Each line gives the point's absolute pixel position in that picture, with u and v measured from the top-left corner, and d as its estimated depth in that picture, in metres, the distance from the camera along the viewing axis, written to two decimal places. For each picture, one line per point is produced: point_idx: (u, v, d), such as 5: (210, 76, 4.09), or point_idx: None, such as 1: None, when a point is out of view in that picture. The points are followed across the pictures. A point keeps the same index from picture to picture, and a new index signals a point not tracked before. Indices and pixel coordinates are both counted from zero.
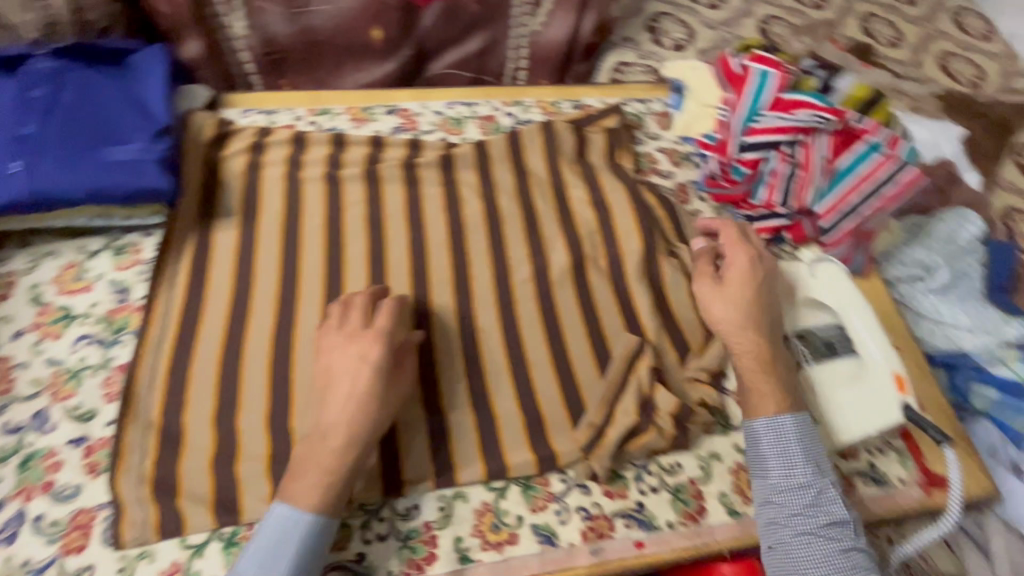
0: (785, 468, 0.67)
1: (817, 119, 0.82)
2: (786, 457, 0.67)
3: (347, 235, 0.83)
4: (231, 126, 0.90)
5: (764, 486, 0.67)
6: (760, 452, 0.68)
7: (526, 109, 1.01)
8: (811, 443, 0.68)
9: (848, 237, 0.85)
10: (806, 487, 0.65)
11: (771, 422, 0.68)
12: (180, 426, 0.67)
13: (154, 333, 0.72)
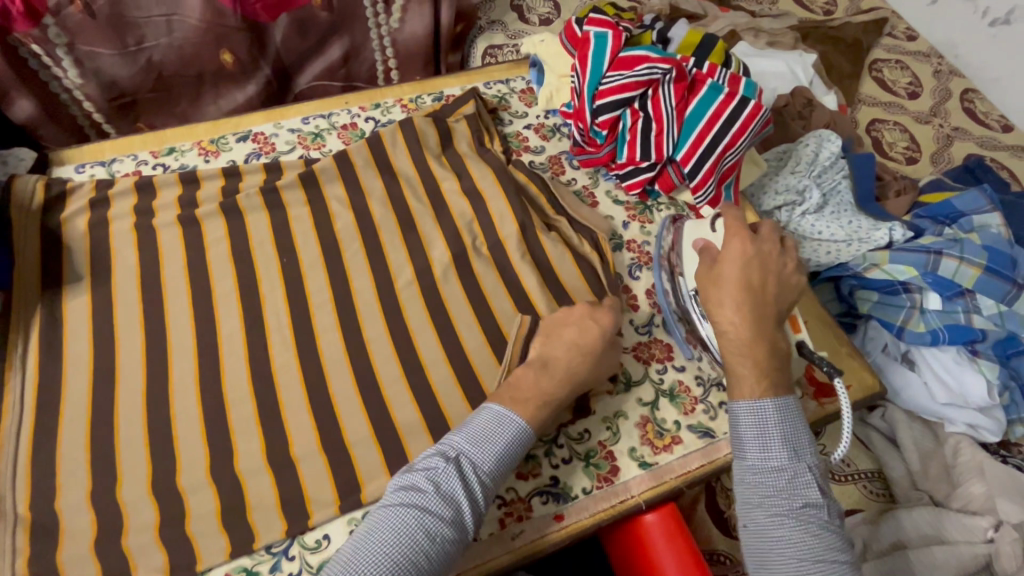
0: (761, 451, 0.60)
1: (656, 71, 0.84)
2: (764, 439, 0.60)
3: (213, 275, 0.79)
4: (66, 186, 0.83)
5: (741, 469, 0.61)
6: (737, 434, 0.62)
7: (386, 110, 0.99)
8: (796, 427, 0.61)
9: (711, 178, 0.87)
10: (780, 470, 0.59)
11: (752, 407, 0.62)
12: (53, 514, 0.62)
13: (8, 423, 0.66)
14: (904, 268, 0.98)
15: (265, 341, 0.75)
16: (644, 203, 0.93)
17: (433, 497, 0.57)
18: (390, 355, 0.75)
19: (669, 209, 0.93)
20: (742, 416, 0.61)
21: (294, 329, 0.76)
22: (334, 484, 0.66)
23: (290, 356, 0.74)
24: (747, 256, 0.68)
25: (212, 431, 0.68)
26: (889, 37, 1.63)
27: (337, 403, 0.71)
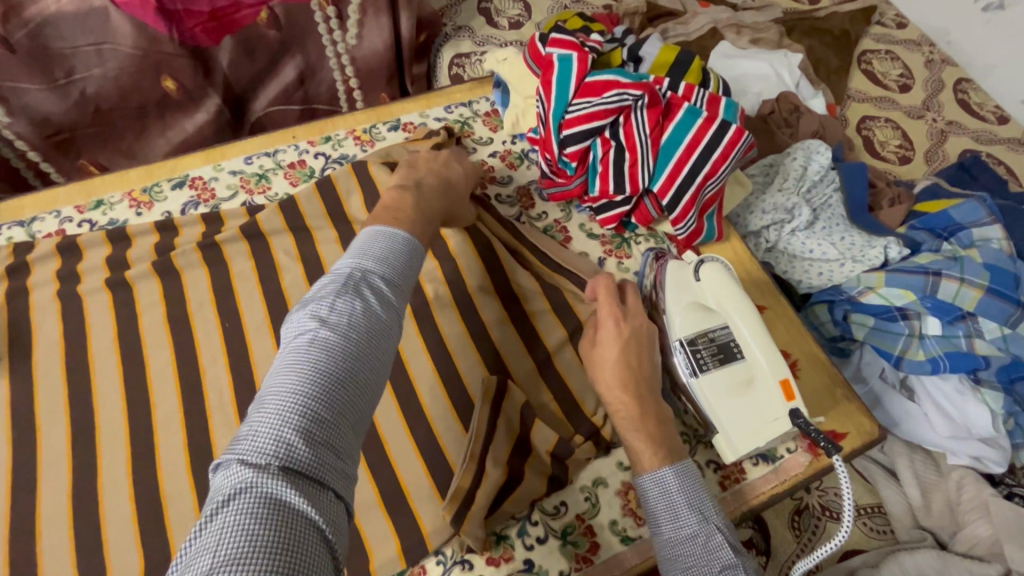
0: (671, 522, 0.57)
1: (627, 97, 0.76)
2: (671, 508, 0.57)
3: (148, 348, 0.72)
4: None
5: (659, 548, 0.57)
6: (647, 511, 0.59)
7: (338, 143, 0.91)
8: (699, 491, 0.58)
9: (691, 209, 0.80)
10: (691, 538, 0.55)
11: (653, 476, 0.60)
12: None
13: None
14: (901, 293, 0.92)
15: (206, 421, 0.68)
16: (621, 236, 0.87)
17: (334, 331, 0.47)
18: None
19: (647, 241, 0.87)
20: (645, 489, 0.59)
21: (237, 404, 0.69)
22: None
23: (232, 438, 0.67)
24: (624, 338, 0.66)
25: (145, 532, 0.61)
26: (878, 26, 1.55)
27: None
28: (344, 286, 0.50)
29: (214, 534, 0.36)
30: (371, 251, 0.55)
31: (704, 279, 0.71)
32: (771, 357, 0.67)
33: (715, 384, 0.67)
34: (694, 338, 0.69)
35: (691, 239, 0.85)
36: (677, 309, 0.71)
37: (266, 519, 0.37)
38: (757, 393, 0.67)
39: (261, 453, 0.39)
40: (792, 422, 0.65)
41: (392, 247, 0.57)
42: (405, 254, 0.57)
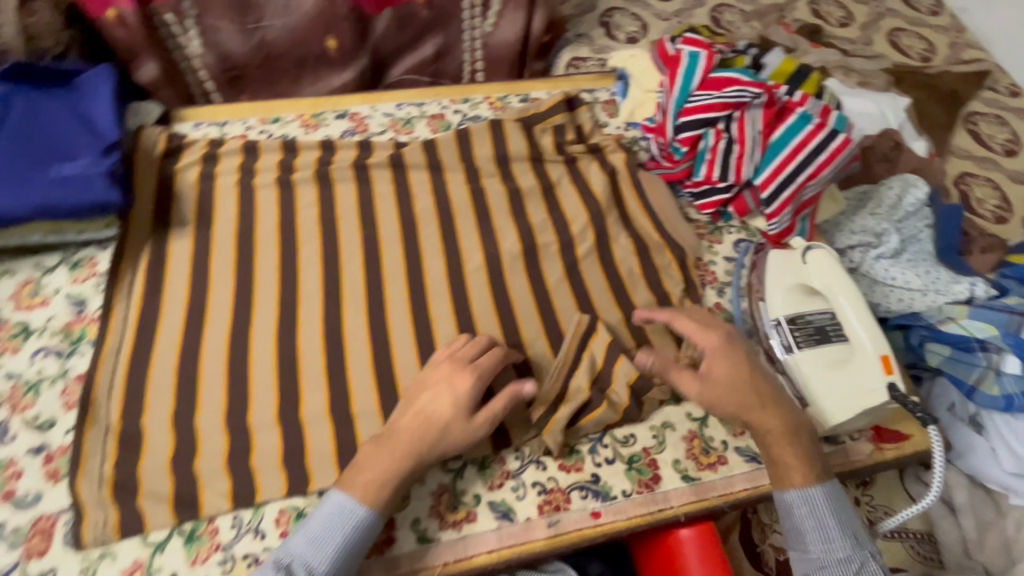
0: (824, 544, 0.63)
1: (746, 94, 0.84)
2: (823, 530, 0.63)
3: (301, 237, 0.85)
4: (185, 140, 0.91)
5: (801, 562, 0.64)
6: (797, 529, 0.65)
7: (474, 106, 1.04)
8: (845, 513, 0.65)
9: (788, 206, 0.87)
10: (847, 561, 0.62)
11: (803, 495, 0.65)
12: (139, 428, 0.68)
13: (112, 344, 0.73)
14: (984, 326, 0.95)
15: (340, 303, 0.79)
16: (715, 224, 0.93)
17: None
18: (453, 337, 0.78)
19: (739, 234, 0.93)
20: (796, 503, 0.64)
21: (368, 296, 0.80)
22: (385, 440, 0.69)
23: (361, 323, 0.78)
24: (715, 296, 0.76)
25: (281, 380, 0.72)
26: (989, 90, 1.56)
27: (398, 372, 0.74)
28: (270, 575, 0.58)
29: None
30: (316, 526, 0.61)
31: (811, 263, 0.79)
32: (872, 335, 0.73)
33: (813, 357, 0.74)
34: (795, 316, 0.76)
35: (783, 235, 0.89)
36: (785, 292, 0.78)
37: None
38: (856, 368, 0.72)
39: None
40: (890, 395, 0.68)
41: (341, 530, 0.59)
42: (358, 530, 0.60)
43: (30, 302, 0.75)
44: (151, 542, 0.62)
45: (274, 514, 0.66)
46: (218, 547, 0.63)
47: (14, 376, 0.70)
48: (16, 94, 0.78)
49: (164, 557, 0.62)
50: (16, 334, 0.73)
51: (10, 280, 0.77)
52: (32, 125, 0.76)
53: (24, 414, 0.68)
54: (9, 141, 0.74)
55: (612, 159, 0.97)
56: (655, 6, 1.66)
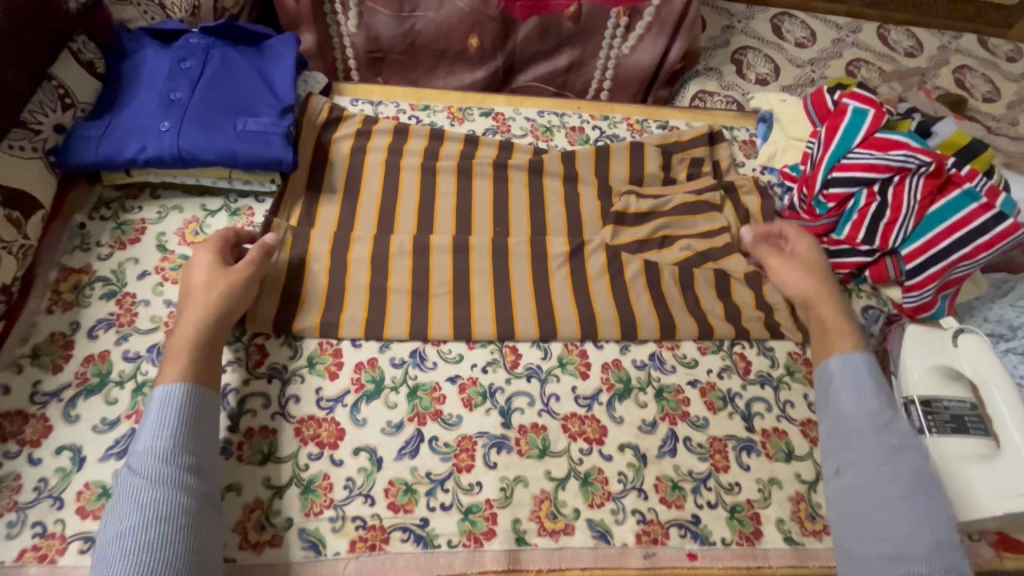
0: (856, 397, 0.68)
1: (913, 160, 0.82)
2: (859, 388, 0.69)
3: (436, 223, 0.88)
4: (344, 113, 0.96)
5: (832, 413, 0.69)
6: (832, 384, 0.70)
7: (613, 124, 1.05)
8: (885, 380, 0.70)
9: (933, 282, 0.82)
10: (877, 411, 0.67)
11: (846, 359, 0.71)
12: None
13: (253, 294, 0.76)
14: None
15: (467, 293, 0.81)
16: (845, 285, 0.90)
17: (165, 476, 0.57)
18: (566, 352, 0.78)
19: (869, 300, 0.89)
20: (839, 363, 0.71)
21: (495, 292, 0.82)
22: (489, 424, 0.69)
23: (486, 313, 0.79)
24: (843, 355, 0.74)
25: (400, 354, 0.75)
26: None
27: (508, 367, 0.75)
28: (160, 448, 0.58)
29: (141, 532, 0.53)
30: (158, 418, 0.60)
31: (962, 347, 0.74)
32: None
33: (948, 446, 0.69)
34: (931, 399, 0.72)
35: (919, 310, 0.85)
36: (925, 372, 0.74)
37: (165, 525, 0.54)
38: (1002, 467, 0.66)
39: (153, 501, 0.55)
40: None
41: (177, 417, 0.60)
42: (182, 421, 0.60)
43: (192, 240, 0.81)
44: (273, 486, 0.66)
45: (385, 484, 0.67)
46: (331, 503, 0.65)
47: (173, 304, 0.76)
48: (215, 51, 0.86)
49: (283, 502, 0.65)
50: (178, 266, 0.79)
51: (178, 216, 0.83)
52: (225, 81, 0.83)
53: None
54: (206, 90, 0.81)
55: (746, 200, 0.95)
56: (789, 51, 1.64)
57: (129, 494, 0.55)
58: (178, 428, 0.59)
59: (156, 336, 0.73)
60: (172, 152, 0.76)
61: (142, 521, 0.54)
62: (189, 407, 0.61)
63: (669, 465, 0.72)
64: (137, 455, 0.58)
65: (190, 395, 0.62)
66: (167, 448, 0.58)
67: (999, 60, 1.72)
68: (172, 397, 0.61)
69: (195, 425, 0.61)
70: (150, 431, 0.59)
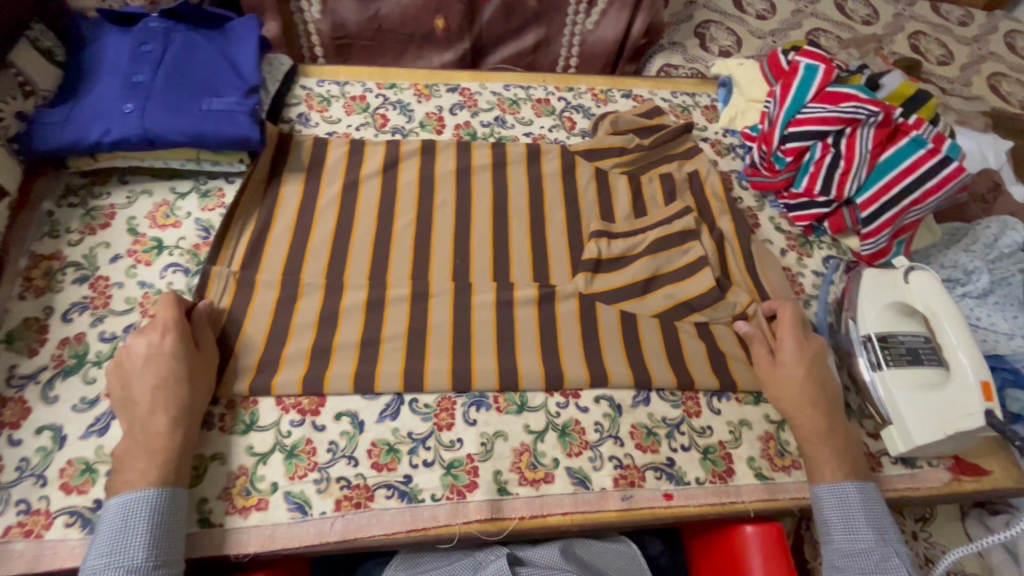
0: (848, 533, 0.66)
1: (863, 112, 0.85)
2: (847, 520, 0.66)
3: (401, 198, 0.89)
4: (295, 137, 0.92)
5: (829, 548, 0.66)
6: (824, 520, 0.67)
7: (578, 95, 1.07)
8: (879, 511, 0.67)
9: (887, 228, 0.86)
10: (869, 552, 0.64)
11: (834, 486, 0.68)
12: (234, 352, 0.73)
13: (218, 274, 0.77)
14: None
15: (426, 267, 0.83)
16: (806, 237, 0.94)
17: None
18: (532, 318, 0.79)
19: (829, 250, 0.93)
20: (825, 497, 0.68)
21: (469, 262, 0.84)
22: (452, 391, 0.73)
23: (443, 342, 0.76)
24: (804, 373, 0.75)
25: (373, 317, 0.78)
26: None
27: (475, 330, 0.77)
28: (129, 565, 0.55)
29: None
30: (120, 532, 0.57)
31: (913, 283, 0.76)
32: (974, 358, 0.68)
33: (903, 377, 0.73)
34: (887, 335, 0.76)
35: (876, 257, 0.89)
36: (880, 310, 0.78)
37: None
38: (952, 392, 0.69)
39: None
40: (987, 422, 0.65)
41: (141, 525, 0.57)
42: (152, 525, 0.58)
43: (163, 222, 0.81)
44: (256, 454, 0.67)
45: (367, 446, 0.69)
46: (315, 466, 0.67)
47: (147, 285, 0.76)
48: (176, 34, 0.86)
49: (267, 469, 0.66)
50: (150, 249, 0.79)
51: (147, 200, 0.83)
52: (188, 63, 0.83)
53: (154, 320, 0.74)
54: (169, 73, 0.81)
55: (720, 223, 0.92)
56: (750, 23, 1.67)
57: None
58: (146, 540, 0.57)
59: (131, 317, 0.73)
60: (137, 135, 0.76)
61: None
62: (158, 512, 0.59)
63: (643, 413, 0.75)
64: (109, 566, 0.55)
65: (158, 501, 0.58)
66: (139, 560, 0.56)
67: (951, 24, 1.78)
68: (137, 506, 0.58)
69: (166, 532, 0.58)
70: (115, 543, 0.56)
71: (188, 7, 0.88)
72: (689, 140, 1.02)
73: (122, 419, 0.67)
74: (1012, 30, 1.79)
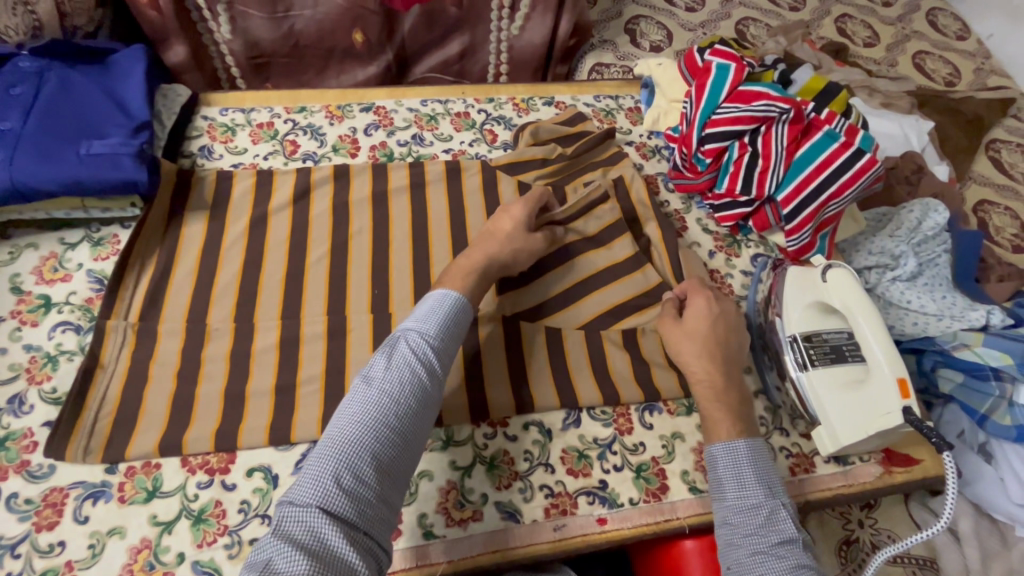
0: (738, 490, 0.63)
1: (774, 109, 0.84)
2: (739, 477, 0.64)
3: (313, 230, 0.85)
4: (196, 172, 0.87)
5: (720, 506, 0.64)
6: (717, 478, 0.65)
7: (499, 106, 1.04)
8: (768, 469, 0.65)
9: (809, 224, 0.86)
10: (757, 508, 0.61)
11: (728, 445, 0.66)
12: (136, 409, 0.67)
13: (114, 326, 0.72)
14: (998, 354, 0.88)
15: (344, 299, 0.79)
16: (733, 237, 0.94)
17: (421, 358, 0.60)
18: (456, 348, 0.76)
19: (757, 247, 0.93)
20: (719, 455, 0.66)
21: (389, 292, 0.80)
22: None
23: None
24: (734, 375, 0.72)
25: (287, 358, 0.73)
26: (1012, 119, 1.49)
27: None
28: (406, 365, 0.59)
29: (376, 393, 0.57)
30: (420, 313, 0.65)
31: (831, 280, 0.77)
32: (889, 354, 0.69)
33: (826, 376, 0.73)
34: (812, 333, 0.76)
35: (801, 253, 0.89)
36: (803, 309, 0.78)
37: (394, 386, 0.57)
38: (873, 389, 0.70)
39: (383, 375, 0.58)
40: (904, 419, 0.66)
41: (440, 314, 0.64)
42: (450, 316, 0.65)
43: (50, 277, 0.76)
44: (160, 523, 0.62)
45: None
46: (225, 530, 0.63)
47: (33, 348, 0.70)
48: (51, 72, 0.80)
49: (172, 538, 0.62)
50: (36, 307, 0.73)
51: (33, 254, 0.77)
52: (65, 104, 0.77)
53: (41, 386, 0.68)
54: (41, 117, 0.75)
55: (647, 229, 0.91)
56: (680, 16, 1.67)
57: (365, 398, 0.56)
58: (443, 326, 0.64)
59: (16, 385, 0.68)
60: (8, 186, 0.70)
61: (360, 422, 0.55)
62: (451, 316, 0.65)
63: (574, 436, 0.73)
64: (402, 356, 0.60)
65: (457, 296, 0.67)
66: (430, 345, 0.62)
67: (875, 5, 1.81)
68: (442, 300, 0.66)
69: (455, 332, 0.65)
70: (422, 316, 0.64)
71: (63, 43, 0.83)
72: (614, 145, 1.01)
73: (7, 501, 0.61)
74: (934, 7, 1.82)
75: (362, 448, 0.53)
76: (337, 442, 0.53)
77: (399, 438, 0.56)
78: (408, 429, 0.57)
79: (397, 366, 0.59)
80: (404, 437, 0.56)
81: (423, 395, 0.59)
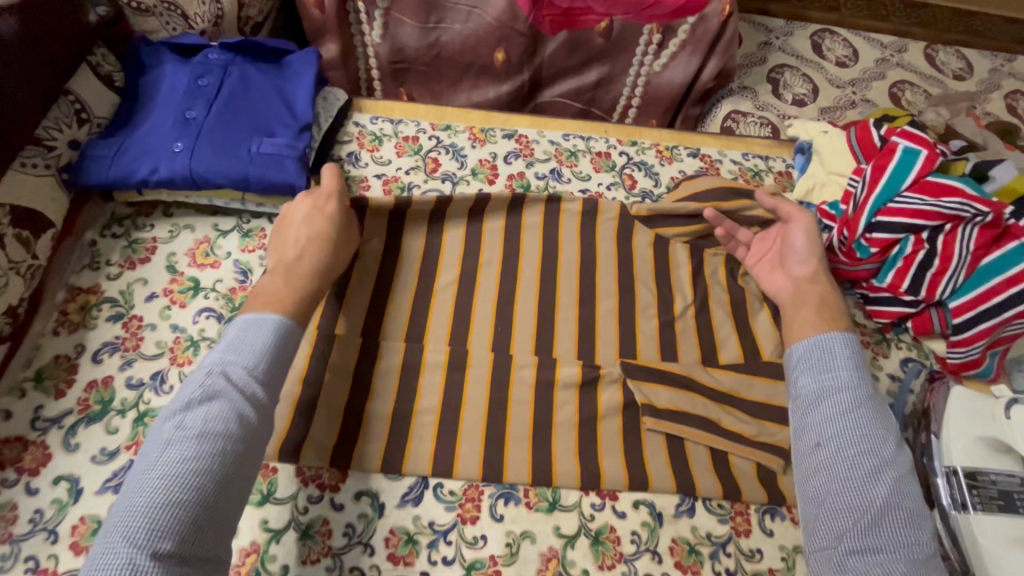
0: (817, 377, 0.66)
1: (968, 210, 0.76)
2: (820, 374, 0.66)
3: (444, 254, 0.84)
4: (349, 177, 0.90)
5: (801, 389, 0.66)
6: (796, 367, 0.68)
7: (641, 150, 1.00)
8: (860, 363, 0.66)
9: (982, 340, 0.77)
10: (836, 385, 0.64)
11: (808, 351, 0.68)
12: None
13: None
14: None
15: (466, 331, 0.78)
16: (884, 334, 0.85)
17: (244, 395, 0.56)
18: (572, 403, 0.73)
19: (909, 350, 0.84)
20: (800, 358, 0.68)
21: (511, 332, 0.78)
22: (480, 464, 0.68)
23: (479, 421, 0.71)
24: None
25: (406, 385, 0.72)
26: None
27: (511, 412, 0.72)
28: (222, 404, 0.55)
29: (186, 438, 0.52)
30: (234, 340, 0.60)
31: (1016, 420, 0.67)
32: None
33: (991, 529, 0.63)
34: (976, 472, 0.67)
35: (963, 368, 0.80)
36: (969, 443, 0.68)
37: (206, 429, 0.53)
38: None
39: (194, 419, 0.54)
40: None
41: (260, 339, 0.60)
42: (274, 336, 0.61)
43: (202, 261, 0.79)
44: (270, 529, 0.63)
45: (385, 533, 0.64)
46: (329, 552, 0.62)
47: (179, 329, 0.74)
48: (234, 67, 0.85)
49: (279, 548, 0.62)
50: (186, 289, 0.77)
51: (189, 235, 0.81)
52: (243, 101, 0.82)
53: (182, 369, 0.71)
54: (222, 112, 0.80)
55: None
56: (829, 70, 1.56)
57: (178, 451, 0.51)
58: (262, 353, 0.59)
59: (160, 363, 0.71)
60: (185, 175, 0.75)
61: (167, 479, 0.50)
62: (271, 340, 0.60)
63: (686, 526, 0.68)
64: (223, 395, 0.55)
65: (275, 320, 0.61)
66: (252, 381, 0.57)
67: None
68: (261, 322, 0.61)
69: (285, 357, 0.61)
70: (233, 345, 0.59)
71: (193, 35, 0.89)
72: None
73: None
74: None
75: (166, 508, 0.48)
76: (136, 507, 0.48)
77: (213, 484, 0.51)
78: (229, 470, 0.53)
79: (215, 407, 0.54)
80: (225, 477, 0.52)
81: (245, 431, 0.55)
